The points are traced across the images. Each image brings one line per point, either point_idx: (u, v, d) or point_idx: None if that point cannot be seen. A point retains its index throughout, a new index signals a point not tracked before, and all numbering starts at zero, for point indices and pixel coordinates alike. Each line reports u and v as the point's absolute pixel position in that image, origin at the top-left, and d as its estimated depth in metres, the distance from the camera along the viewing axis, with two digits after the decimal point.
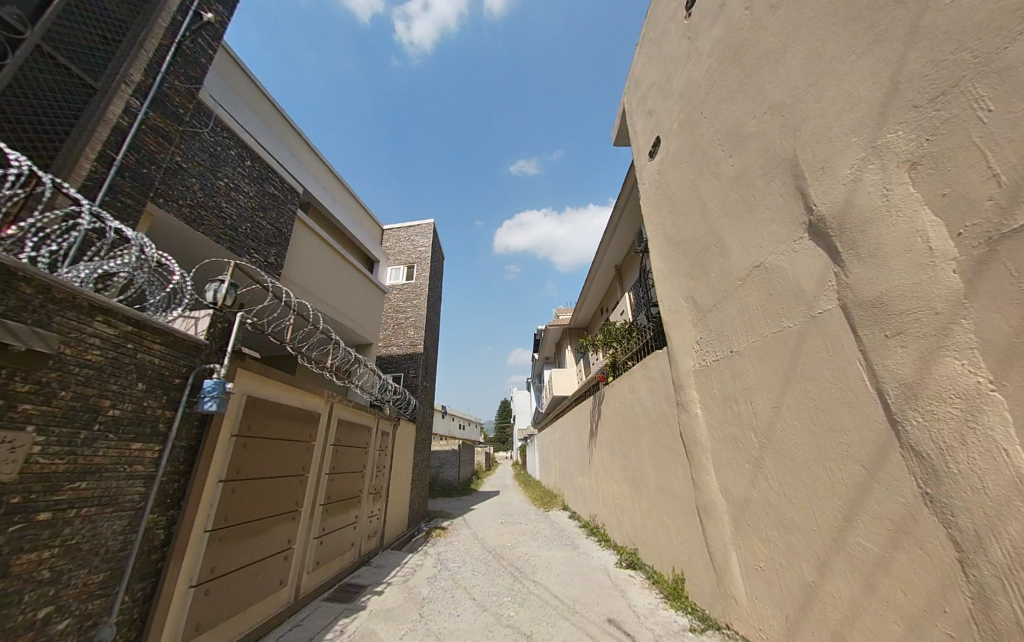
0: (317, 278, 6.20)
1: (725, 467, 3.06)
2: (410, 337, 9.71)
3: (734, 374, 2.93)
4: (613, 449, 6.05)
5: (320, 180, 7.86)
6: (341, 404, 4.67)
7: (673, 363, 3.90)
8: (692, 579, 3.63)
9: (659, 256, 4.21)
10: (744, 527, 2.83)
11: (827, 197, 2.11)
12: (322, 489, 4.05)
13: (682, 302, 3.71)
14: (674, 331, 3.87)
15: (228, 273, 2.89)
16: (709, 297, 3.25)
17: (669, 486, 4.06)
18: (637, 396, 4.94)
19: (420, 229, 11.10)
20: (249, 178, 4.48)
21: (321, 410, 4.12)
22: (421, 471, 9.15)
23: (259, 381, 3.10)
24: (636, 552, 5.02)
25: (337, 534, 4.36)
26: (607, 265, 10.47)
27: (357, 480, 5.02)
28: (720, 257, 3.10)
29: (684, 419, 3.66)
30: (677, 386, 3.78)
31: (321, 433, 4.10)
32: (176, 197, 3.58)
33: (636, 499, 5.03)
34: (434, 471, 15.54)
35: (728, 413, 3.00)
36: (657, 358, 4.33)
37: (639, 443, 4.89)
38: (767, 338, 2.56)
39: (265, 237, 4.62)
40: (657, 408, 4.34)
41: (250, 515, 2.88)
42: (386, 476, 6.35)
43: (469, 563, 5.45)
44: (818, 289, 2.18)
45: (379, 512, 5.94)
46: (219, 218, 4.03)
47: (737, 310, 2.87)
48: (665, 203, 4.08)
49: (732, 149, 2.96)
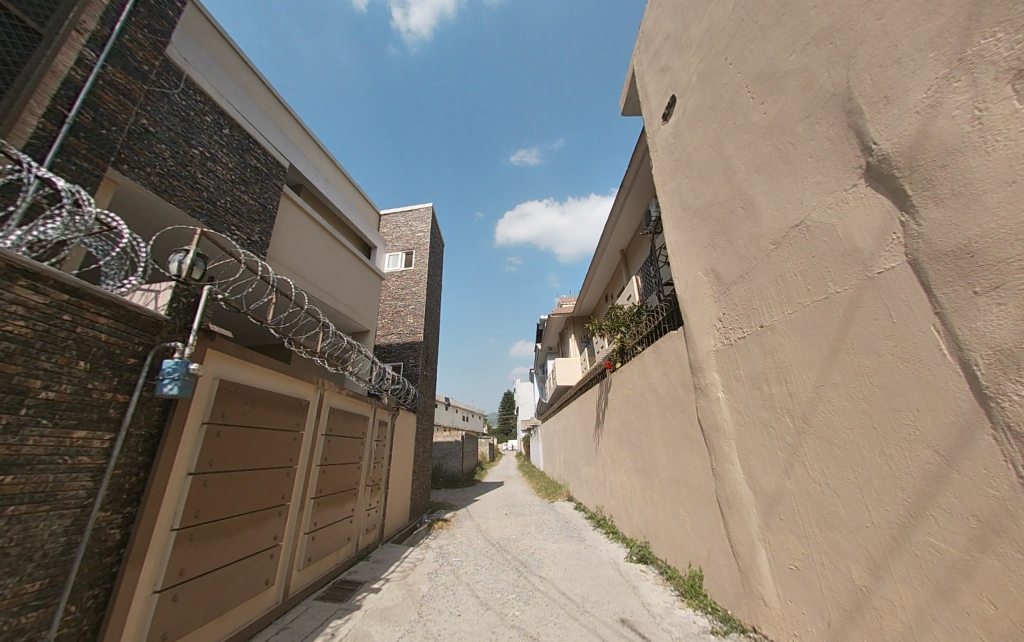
0: (311, 261, 5.87)
1: (751, 456, 2.75)
2: (410, 325, 9.41)
3: (763, 351, 2.60)
4: (621, 437, 5.77)
5: (311, 160, 7.48)
6: (334, 392, 4.39)
7: (689, 343, 3.57)
8: (710, 576, 3.36)
9: (674, 227, 3.86)
10: (775, 521, 2.54)
11: (892, 131, 1.74)
12: (313, 482, 3.79)
13: (701, 274, 3.36)
14: (691, 307, 3.53)
15: (194, 242, 2.56)
16: (734, 267, 2.90)
17: (685, 476, 3.76)
18: (648, 381, 4.62)
19: (419, 214, 10.74)
20: (228, 148, 4.14)
21: (310, 398, 3.84)
22: (423, 462, 8.94)
23: (235, 364, 2.81)
24: (646, 545, 4.76)
25: (331, 529, 4.12)
26: (612, 249, 10.03)
27: (353, 472, 4.77)
28: (747, 221, 2.75)
29: (703, 403, 3.34)
30: (695, 367, 3.45)
31: (311, 423, 3.84)
32: (143, 164, 3.26)
33: (647, 490, 4.76)
34: (437, 462, 15.36)
35: (757, 395, 2.68)
36: (671, 339, 3.99)
37: (651, 431, 4.58)
38: (809, 307, 2.22)
39: (248, 214, 4.29)
40: (671, 393, 4.03)
41: (227, 511, 2.62)
42: (385, 467, 6.13)
43: (471, 558, 5.22)
44: (878, 243, 1.83)
45: (379, 504, 5.72)
46: (194, 189, 3.70)
47: (769, 278, 2.54)
48: (682, 168, 3.70)
49: (764, 95, 2.58)
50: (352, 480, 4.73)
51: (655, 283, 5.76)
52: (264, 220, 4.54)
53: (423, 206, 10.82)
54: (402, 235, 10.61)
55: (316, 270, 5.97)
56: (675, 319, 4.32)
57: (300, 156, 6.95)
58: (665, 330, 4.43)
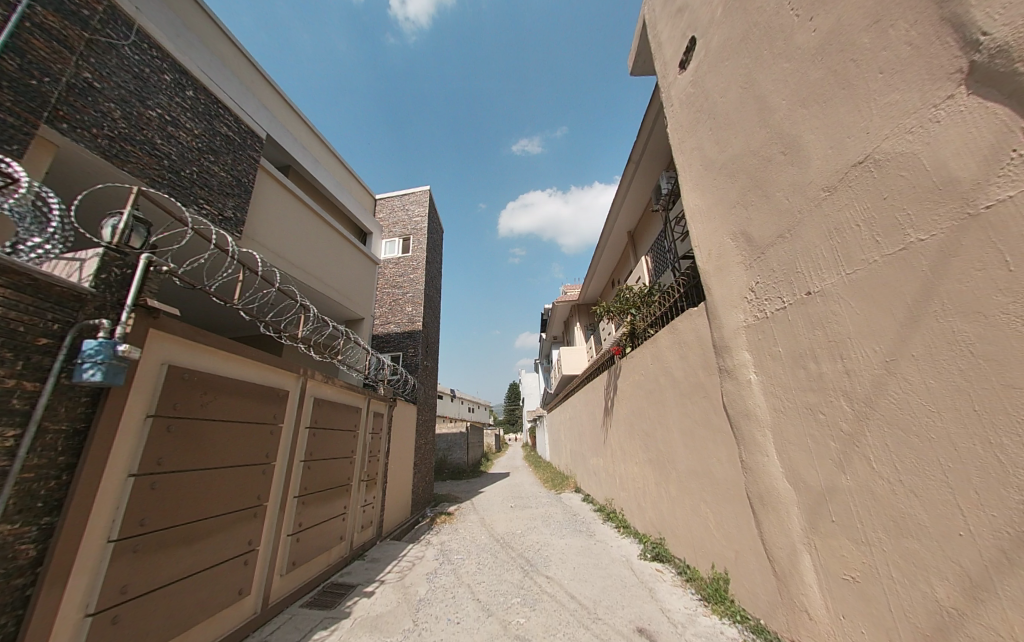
0: (300, 243, 5.46)
1: (793, 446, 2.34)
2: (408, 313, 9.03)
3: (811, 322, 2.17)
4: (632, 427, 5.38)
5: (298, 138, 7.04)
6: (321, 382, 4.05)
7: (713, 320, 3.14)
8: (739, 580, 2.98)
9: (694, 189, 3.39)
10: (824, 524, 2.13)
11: (1015, 9, 1.28)
12: (297, 479, 3.47)
13: (728, 239, 2.91)
14: (716, 278, 3.09)
15: (130, 204, 2.17)
16: (771, 225, 2.46)
17: (708, 469, 3.36)
18: (664, 365, 4.19)
19: (415, 197, 10.28)
20: (193, 113, 3.72)
21: (290, 388, 3.50)
22: (425, 455, 8.65)
23: (189, 348, 2.46)
24: (661, 541, 4.41)
25: (321, 529, 3.82)
26: (620, 230, 9.49)
27: (345, 466, 4.45)
28: (789, 168, 2.29)
29: (732, 387, 2.92)
30: (721, 347, 3.03)
31: (292, 415, 3.50)
32: (88, 124, 2.85)
33: (662, 484, 4.38)
34: (441, 454, 15.13)
35: (802, 375, 2.25)
36: (690, 316, 3.56)
37: (667, 419, 4.18)
38: (876, 263, 1.78)
39: (219, 187, 3.89)
40: (690, 377, 3.62)
41: (185, 516, 2.30)
42: (383, 461, 5.83)
43: (473, 555, 4.90)
44: (987, 167, 1.37)
45: (376, 500, 5.43)
46: (152, 156, 3.30)
47: (818, 234, 2.10)
48: (704, 119, 3.22)
49: (816, 8, 2.11)
50: (344, 475, 4.42)
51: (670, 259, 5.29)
52: (239, 194, 4.13)
53: (421, 189, 10.36)
54: (398, 219, 10.17)
55: (305, 252, 5.56)
56: (698, 294, 3.87)
57: (285, 133, 6.51)
58: (684, 308, 3.98)
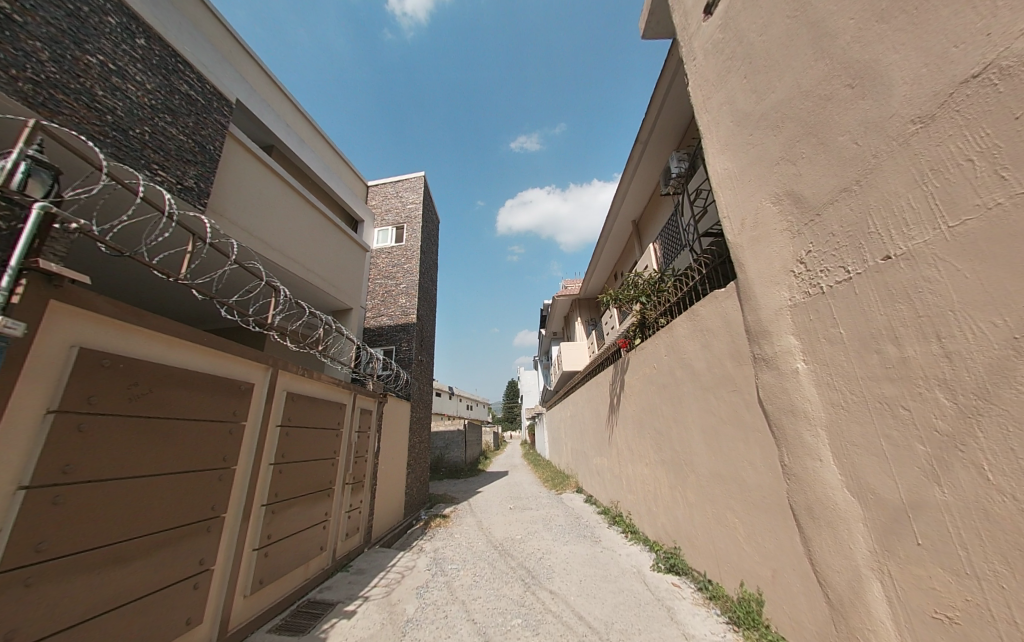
0: (282, 223, 4.97)
1: (860, 450, 1.90)
2: (402, 305, 8.54)
3: (891, 294, 1.72)
4: (642, 424, 4.94)
5: (282, 115, 6.54)
6: (296, 375, 3.59)
7: (747, 302, 2.70)
8: (777, 605, 2.54)
9: (722, 152, 2.94)
10: (906, 547, 1.70)
11: None
12: (265, 485, 3.03)
13: (769, 204, 2.46)
14: (750, 252, 2.64)
15: (26, 141, 1.69)
16: (832, 179, 2.01)
17: (736, 474, 2.93)
18: (681, 357, 3.75)
19: (410, 184, 9.79)
20: (145, 65, 3.23)
21: (255, 381, 3.04)
22: (420, 454, 8.21)
23: (115, 329, 2.03)
24: (676, 551, 3.99)
25: (297, 540, 3.37)
26: (624, 219, 9.05)
27: (327, 469, 4.01)
28: (862, 103, 1.84)
29: (771, 378, 2.48)
30: (757, 332, 2.58)
31: (259, 413, 3.04)
32: (5, 63, 2.37)
33: (677, 488, 3.95)
34: (439, 452, 14.72)
35: (876, 361, 1.80)
36: (716, 299, 3.11)
37: (684, 417, 3.75)
38: (1002, 207, 1.33)
39: (177, 153, 3.39)
40: (713, 369, 3.18)
41: (108, 533, 1.87)
42: (373, 461, 5.38)
43: (468, 565, 4.47)
44: None
45: (364, 503, 4.99)
46: (92, 108, 2.81)
47: (902, 181, 1.65)
48: (738, 67, 2.76)
49: None
50: (326, 479, 3.97)
51: (686, 242, 4.84)
52: (202, 162, 3.63)
53: (415, 175, 9.86)
54: (391, 207, 9.66)
55: (287, 233, 5.08)
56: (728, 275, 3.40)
57: (267, 108, 6.03)
58: (706, 291, 3.52)
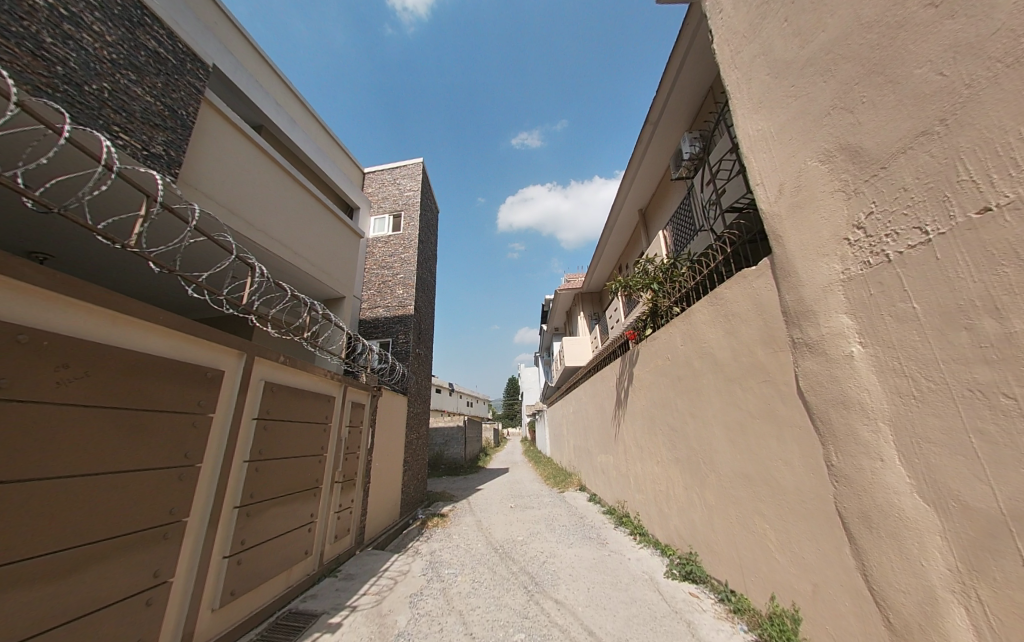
0: (267, 202, 4.62)
1: (940, 448, 1.57)
2: (399, 296, 8.19)
3: (988, 256, 1.38)
4: (653, 420, 4.61)
5: (270, 92, 6.16)
6: (277, 364, 3.26)
7: (784, 279, 2.36)
8: (818, 624, 2.23)
9: (756, 110, 2.60)
10: (1004, 568, 1.38)
11: None
12: (237, 485, 2.72)
13: (818, 164, 2.13)
14: (791, 221, 2.31)
15: None
16: (904, 122, 1.67)
17: (767, 474, 2.61)
18: (700, 346, 3.42)
19: (408, 171, 9.41)
20: (104, 13, 2.87)
21: (226, 369, 2.71)
22: (417, 451, 7.90)
23: (38, 303, 1.70)
24: (692, 556, 3.68)
25: (278, 544, 3.07)
26: (630, 208, 8.69)
27: (314, 466, 3.68)
28: (951, 24, 1.49)
29: (817, 365, 2.15)
30: (797, 313, 2.25)
31: (231, 405, 2.71)
32: None
33: (693, 489, 3.64)
34: (438, 449, 14.46)
35: (965, 340, 1.47)
36: (744, 279, 2.77)
37: (703, 410, 3.42)
38: None
39: (141, 116, 3.04)
40: (741, 357, 2.84)
41: (26, 545, 1.55)
42: (366, 457, 5.06)
43: (467, 570, 4.16)
44: None
45: (356, 503, 4.68)
46: (39, 57, 2.46)
47: (1008, 113, 1.32)
48: (776, 10, 2.42)
49: None
50: (313, 477, 3.66)
51: (704, 223, 4.46)
52: (172, 128, 3.27)
53: (413, 161, 9.49)
54: (388, 194, 9.29)
55: (273, 213, 4.72)
56: (764, 250, 3.06)
57: (255, 83, 5.65)
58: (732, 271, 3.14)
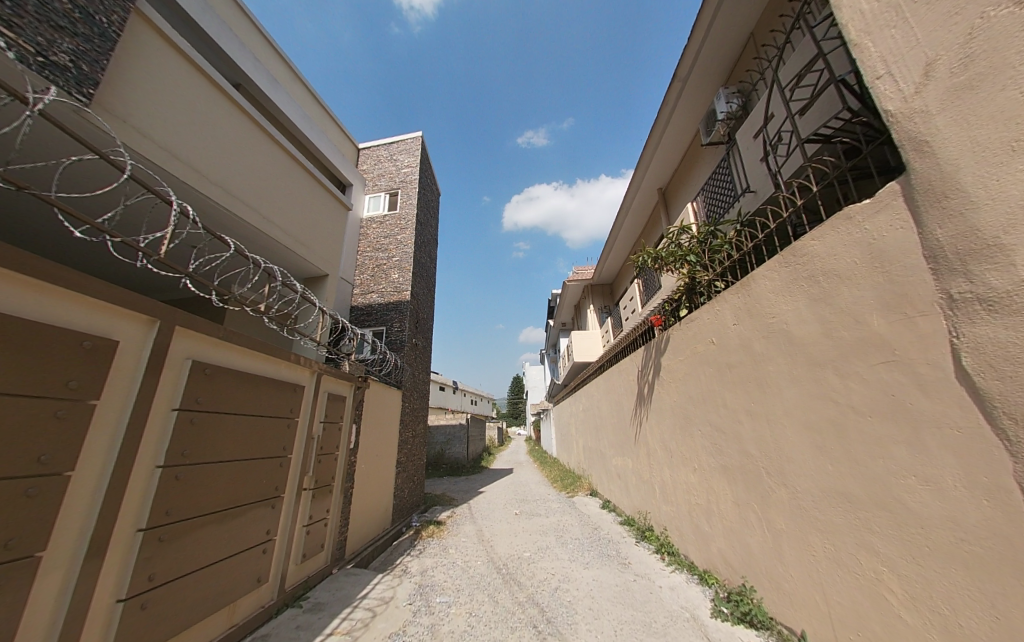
0: (226, 155, 3.86)
1: None
2: (394, 280, 7.44)
3: None
4: (688, 418, 3.82)
5: (246, 43, 5.41)
6: (214, 341, 2.53)
7: (934, 206, 1.57)
8: None
9: None
10: None
11: None
12: (144, 498, 2.01)
13: (1014, 7, 1.32)
14: (947, 116, 1.52)
15: None
16: None
17: (887, 496, 1.82)
18: (764, 322, 2.64)
19: (407, 146, 8.69)
20: None
21: (129, 341, 1.99)
22: (414, 450, 7.16)
23: None
24: (746, 590, 2.89)
25: (212, 573, 2.35)
26: (650, 184, 7.81)
27: (271, 470, 2.94)
28: None
29: (1002, 332, 1.36)
30: (964, 253, 1.46)
31: (133, 391, 1.99)
32: None
33: (750, 505, 2.86)
34: (440, 447, 13.76)
35: None
36: (849, 220, 1.98)
37: (768, 405, 2.63)
38: None
39: (36, 11, 2.35)
40: (839, 330, 2.04)
41: None
42: (346, 459, 4.32)
43: (463, 599, 3.40)
44: None
45: (333, 512, 3.96)
46: None
47: None
48: None
49: None
50: (270, 484, 2.92)
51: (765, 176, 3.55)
52: (84, 35, 2.56)
53: (412, 136, 8.76)
54: (384, 171, 8.57)
55: (234, 170, 3.96)
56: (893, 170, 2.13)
57: (227, 31, 4.91)
58: (825, 212, 2.26)
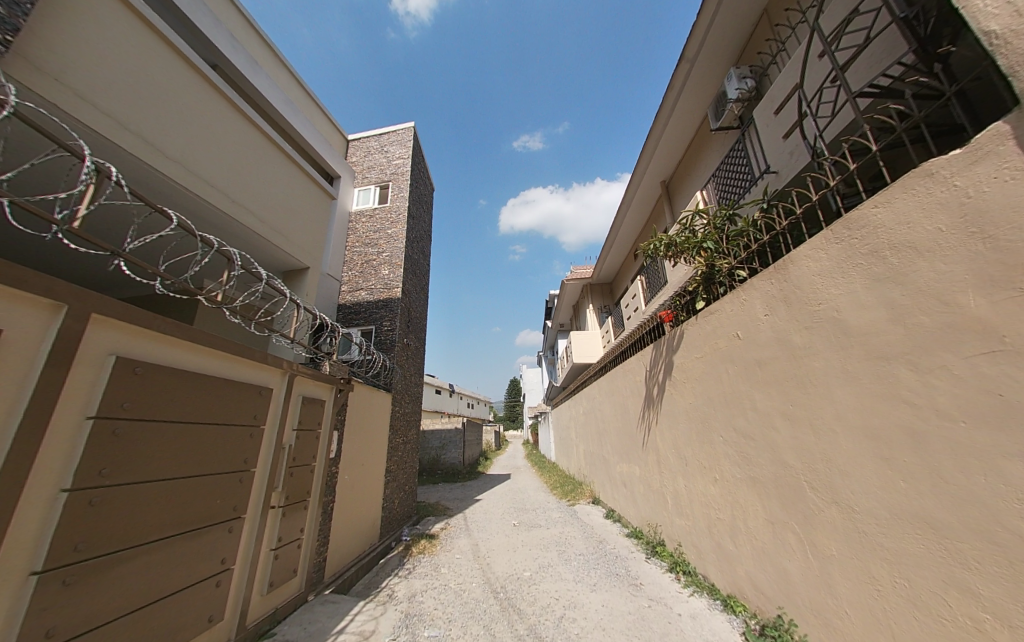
0: (189, 132, 3.45)
1: None
2: (384, 277, 7.01)
3: None
4: (708, 422, 3.42)
5: (223, 21, 5.01)
6: (149, 335, 2.10)
7: None
8: None
9: None
10: None
11: None
12: (45, 530, 1.59)
13: None
14: None
15: None
16: None
17: (989, 525, 1.43)
18: (808, 311, 2.24)
19: (398, 137, 8.30)
20: None
21: (23, 331, 1.57)
22: (405, 458, 6.70)
23: None
24: (784, 624, 2.49)
25: (145, 618, 1.91)
26: (653, 177, 7.46)
27: (226, 488, 2.49)
28: None
29: None
30: None
31: (27, 394, 1.57)
32: None
33: (788, 525, 2.46)
34: (435, 452, 13.28)
35: None
36: (931, 178, 1.59)
37: (814, 407, 2.23)
38: None
39: None
40: (916, 315, 1.65)
41: None
42: (323, 471, 3.86)
43: (455, 633, 2.96)
44: None
45: (308, 532, 3.51)
46: None
47: None
48: None
49: None
50: (226, 505, 2.48)
51: (792, 152, 3.18)
52: None
53: (403, 127, 8.38)
54: (375, 163, 8.17)
55: (199, 148, 3.54)
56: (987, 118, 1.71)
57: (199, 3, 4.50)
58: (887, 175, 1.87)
